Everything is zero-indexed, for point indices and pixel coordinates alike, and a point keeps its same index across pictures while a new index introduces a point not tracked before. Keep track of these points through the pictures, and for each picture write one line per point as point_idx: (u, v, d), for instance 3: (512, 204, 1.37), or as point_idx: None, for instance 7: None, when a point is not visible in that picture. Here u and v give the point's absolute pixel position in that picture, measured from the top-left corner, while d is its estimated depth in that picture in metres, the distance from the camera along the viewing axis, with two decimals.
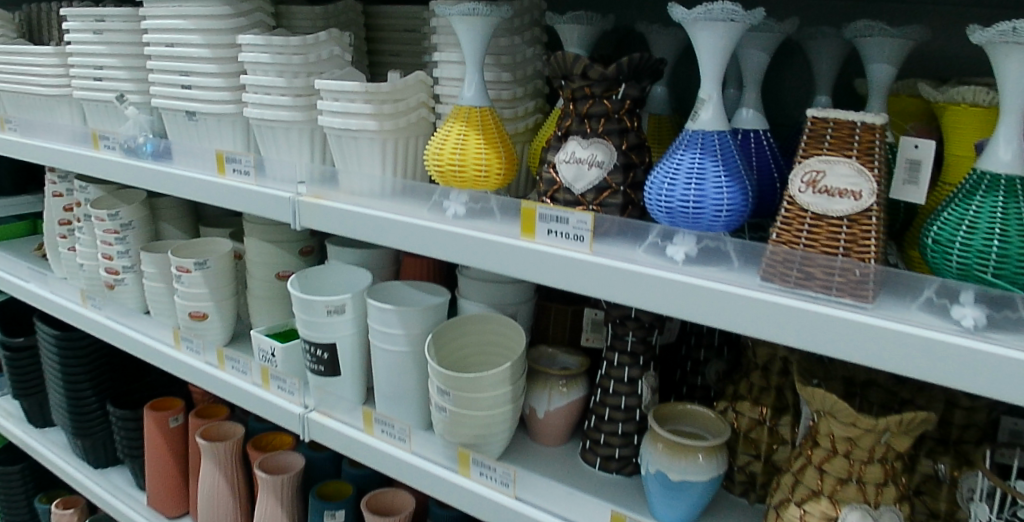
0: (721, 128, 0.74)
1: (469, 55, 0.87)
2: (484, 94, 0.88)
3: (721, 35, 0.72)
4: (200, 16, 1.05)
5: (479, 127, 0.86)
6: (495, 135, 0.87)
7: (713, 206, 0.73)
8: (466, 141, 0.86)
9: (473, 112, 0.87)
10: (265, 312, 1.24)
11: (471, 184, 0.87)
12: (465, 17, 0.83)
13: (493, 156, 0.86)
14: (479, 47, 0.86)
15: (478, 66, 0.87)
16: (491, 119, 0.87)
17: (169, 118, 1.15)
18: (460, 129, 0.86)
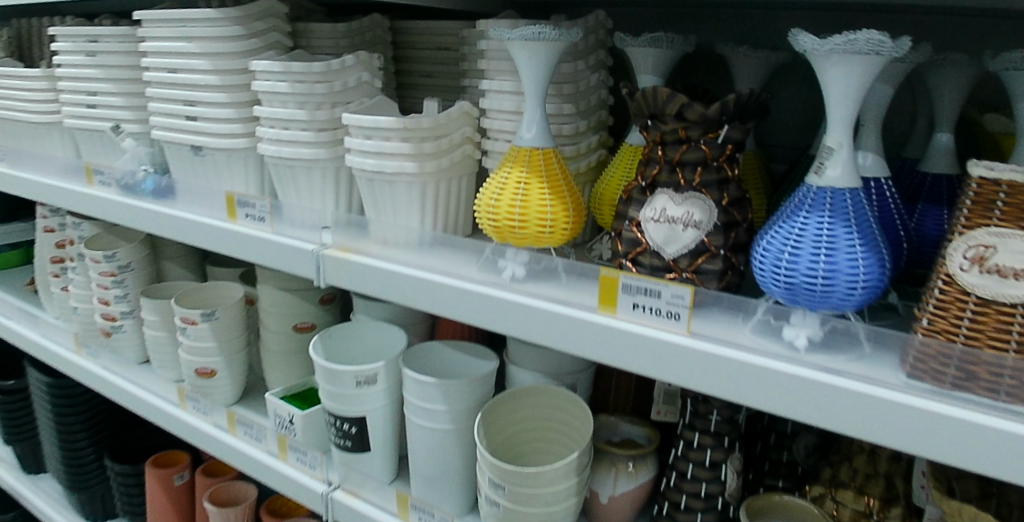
0: (853, 185, 0.60)
1: (530, 88, 0.72)
2: (547, 134, 0.73)
3: (859, 71, 0.56)
4: (203, 37, 0.93)
5: (542, 173, 0.72)
6: (559, 182, 0.73)
7: (847, 281, 0.58)
8: (527, 191, 0.71)
9: (534, 155, 0.72)
10: (282, 364, 1.11)
11: (532, 242, 0.73)
12: (528, 42, 0.68)
13: (559, 209, 0.71)
14: (542, 78, 0.71)
15: (540, 100, 0.73)
16: (555, 163, 0.73)
17: (172, 152, 1.03)
18: (519, 176, 0.72)
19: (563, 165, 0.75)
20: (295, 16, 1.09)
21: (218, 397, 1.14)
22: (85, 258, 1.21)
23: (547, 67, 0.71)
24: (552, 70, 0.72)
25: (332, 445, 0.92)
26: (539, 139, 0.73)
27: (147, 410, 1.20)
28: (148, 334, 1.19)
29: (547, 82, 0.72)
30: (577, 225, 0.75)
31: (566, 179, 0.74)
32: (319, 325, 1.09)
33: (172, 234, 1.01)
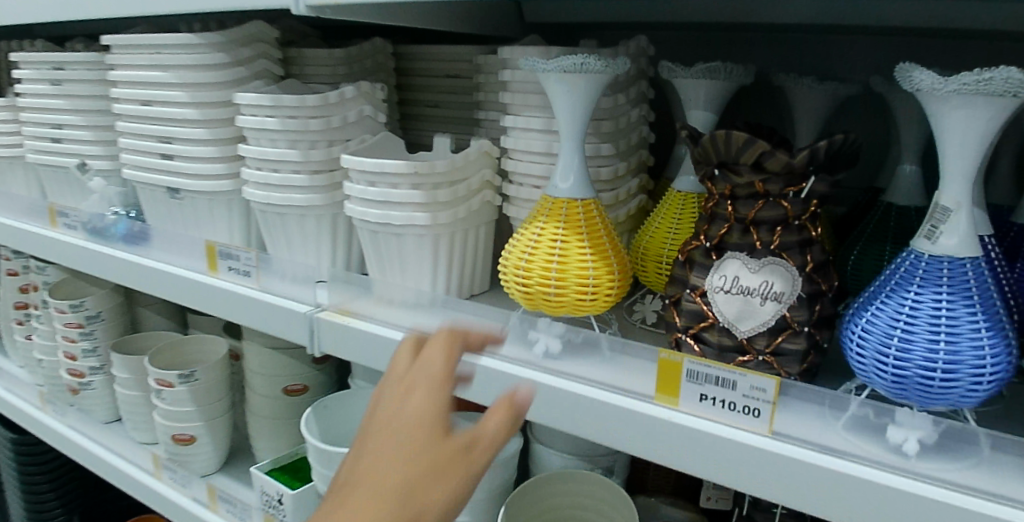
0: (976, 254, 0.47)
1: (566, 127, 0.61)
2: (586, 182, 0.62)
3: (987, 116, 0.44)
4: (181, 65, 0.81)
5: (582, 229, 0.61)
6: (602, 239, 0.62)
7: (972, 374, 0.46)
8: (566, 250, 0.60)
9: (571, 207, 0.61)
10: (270, 429, 0.99)
11: (569, 310, 0.61)
12: (565, 74, 0.57)
13: (602, 272, 0.60)
14: (581, 115, 0.60)
15: (578, 142, 0.61)
16: (596, 217, 0.62)
17: (147, 193, 0.92)
18: (554, 233, 0.61)
19: (605, 220, 0.63)
20: (287, 40, 0.98)
21: (196, 467, 1.03)
22: (50, 308, 1.12)
23: (587, 104, 0.60)
24: (592, 106, 0.61)
25: None
26: (578, 189, 0.62)
27: (120, 475, 1.09)
28: (120, 392, 1.07)
29: (586, 121, 0.61)
30: (621, 291, 0.63)
31: (608, 235, 0.63)
32: (312, 387, 0.98)
33: (145, 287, 0.91)
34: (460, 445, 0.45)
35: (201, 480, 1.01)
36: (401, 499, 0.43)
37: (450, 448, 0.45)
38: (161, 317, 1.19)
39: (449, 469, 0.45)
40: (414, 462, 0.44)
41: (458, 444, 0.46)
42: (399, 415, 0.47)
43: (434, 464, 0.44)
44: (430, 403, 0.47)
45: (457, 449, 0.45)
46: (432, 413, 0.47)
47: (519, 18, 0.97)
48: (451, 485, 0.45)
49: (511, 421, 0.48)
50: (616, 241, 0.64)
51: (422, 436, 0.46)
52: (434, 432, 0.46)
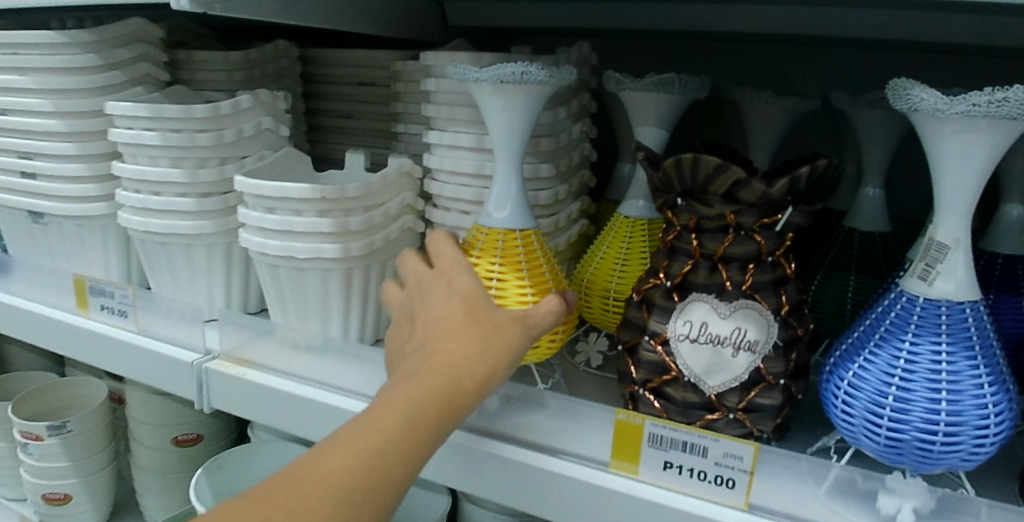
0: (975, 298, 0.42)
1: (502, 148, 0.52)
2: (526, 209, 0.53)
3: (995, 143, 0.38)
4: (39, 68, 0.68)
5: (521, 264, 0.52)
6: (544, 273, 0.53)
7: (977, 434, 0.41)
8: (502, 286, 0.51)
9: (509, 240, 0.52)
10: (158, 488, 0.85)
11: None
12: (502, 86, 0.49)
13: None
14: (521, 134, 0.52)
15: (517, 164, 0.53)
16: (536, 250, 0.53)
17: (3, 216, 0.78)
18: (488, 267, 0.51)
19: (546, 251, 0.55)
20: (176, 40, 0.85)
21: None
22: None
23: (528, 121, 0.52)
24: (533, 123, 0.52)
25: None
26: (516, 216, 0.53)
27: None
28: None
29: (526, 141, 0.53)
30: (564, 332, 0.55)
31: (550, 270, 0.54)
32: (208, 437, 0.85)
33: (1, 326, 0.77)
34: (514, 317, 0.45)
35: None
36: (454, 369, 0.42)
37: (507, 316, 0.45)
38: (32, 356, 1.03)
39: (509, 334, 0.44)
40: (474, 330, 0.43)
41: (512, 317, 0.45)
42: (436, 303, 0.46)
43: (487, 329, 0.43)
44: (472, 288, 0.46)
45: (512, 317, 0.45)
46: (477, 292, 0.45)
47: (441, 22, 0.88)
48: (511, 355, 0.44)
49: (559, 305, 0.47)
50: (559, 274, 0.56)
51: (462, 310, 0.44)
52: (476, 310, 0.44)
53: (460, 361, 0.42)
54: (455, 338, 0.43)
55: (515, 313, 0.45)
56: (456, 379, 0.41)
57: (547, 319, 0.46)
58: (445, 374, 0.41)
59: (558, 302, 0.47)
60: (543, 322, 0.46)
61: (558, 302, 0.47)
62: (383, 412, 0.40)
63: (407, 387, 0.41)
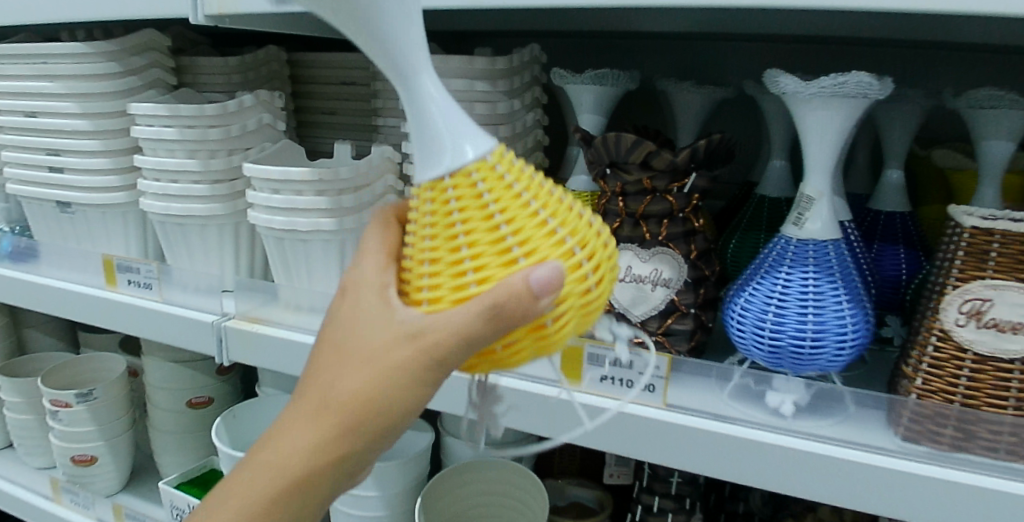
0: (835, 237, 0.55)
1: (383, 59, 0.41)
2: (470, 136, 0.41)
3: (844, 115, 0.52)
4: (68, 76, 0.78)
5: (450, 217, 0.41)
6: (483, 223, 0.40)
7: (836, 342, 0.54)
8: (435, 248, 0.42)
9: (440, 195, 0.42)
10: (174, 447, 0.97)
11: (502, 349, 0.43)
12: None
13: (489, 275, 0.40)
14: (400, 28, 0.40)
15: (419, 80, 0.41)
16: (477, 187, 0.41)
17: (32, 208, 0.88)
18: (425, 227, 0.42)
19: (502, 182, 0.41)
20: (178, 48, 0.96)
21: (99, 487, 0.98)
22: None
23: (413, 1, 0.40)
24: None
25: None
26: (435, 165, 0.41)
27: (13, 504, 1.03)
28: (9, 418, 1.02)
29: (414, 39, 0.40)
30: (576, 288, 0.41)
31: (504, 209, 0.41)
32: (217, 400, 0.96)
33: (33, 303, 0.87)
34: (397, 341, 0.41)
35: (105, 499, 0.98)
36: (334, 409, 0.43)
37: (389, 344, 0.41)
38: (50, 338, 1.12)
39: (390, 367, 0.41)
40: (343, 365, 0.43)
41: (392, 342, 0.41)
42: (336, 318, 0.45)
43: (365, 362, 0.42)
44: (353, 304, 0.44)
45: (387, 339, 0.41)
46: (356, 309, 0.43)
47: None
48: (392, 385, 0.41)
49: (487, 300, 0.38)
50: (540, 208, 0.42)
51: (350, 337, 0.43)
52: (358, 337, 0.43)
53: (341, 400, 0.42)
54: (339, 376, 0.43)
55: (397, 333, 0.41)
56: (325, 416, 0.43)
57: (452, 327, 0.39)
58: (315, 409, 0.43)
59: (484, 299, 0.38)
60: (450, 333, 0.39)
61: (481, 303, 0.38)
62: (278, 443, 0.45)
63: (303, 423, 0.44)
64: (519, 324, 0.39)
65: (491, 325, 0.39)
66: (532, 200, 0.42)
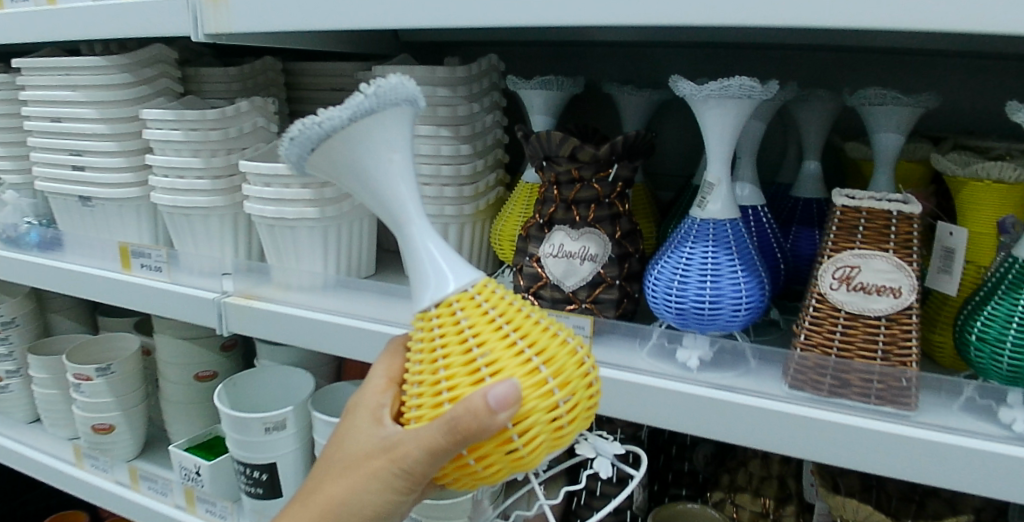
0: (732, 216, 0.65)
1: (382, 207, 0.52)
2: (449, 277, 0.51)
3: (734, 113, 0.61)
4: (89, 86, 0.90)
5: (433, 343, 0.50)
6: (458, 349, 0.49)
7: (731, 305, 0.63)
8: (423, 367, 0.50)
9: (427, 324, 0.51)
10: (183, 417, 1.08)
11: (477, 462, 0.50)
12: (313, 156, 0.51)
13: (460, 393, 0.48)
14: (388, 182, 0.51)
15: (408, 226, 0.51)
16: (456, 316, 0.49)
17: (57, 202, 1.00)
18: (417, 351, 0.51)
19: (479, 310, 0.50)
20: (184, 59, 1.07)
21: (118, 453, 1.10)
22: None
23: (400, 158, 0.51)
24: (392, 157, 0.51)
25: (243, 494, 0.91)
26: (424, 300, 0.51)
27: (41, 470, 1.15)
28: (36, 392, 1.13)
29: (402, 190, 0.51)
30: (538, 404, 0.48)
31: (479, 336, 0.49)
32: (221, 374, 1.07)
33: (57, 287, 0.98)
34: (383, 450, 0.52)
35: (122, 463, 1.09)
36: (335, 502, 0.55)
37: (376, 454, 0.53)
38: (73, 322, 1.24)
39: (376, 473, 0.53)
40: (346, 470, 0.55)
41: (380, 451, 0.52)
42: (345, 429, 0.57)
43: (361, 468, 0.54)
44: (354, 422, 0.56)
45: (375, 452, 0.53)
46: (358, 423, 0.55)
47: (394, 38, 1.09)
48: (377, 486, 0.53)
49: (448, 420, 0.47)
50: (516, 336, 0.49)
51: (353, 448, 0.55)
52: (357, 448, 0.54)
53: (341, 496, 0.54)
54: (342, 477, 0.55)
55: (383, 448, 0.52)
56: (328, 507, 0.55)
57: (422, 443, 0.48)
58: (320, 498, 0.56)
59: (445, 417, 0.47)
60: (420, 449, 0.49)
61: (441, 421, 0.47)
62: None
63: (311, 511, 0.56)
64: (475, 441, 0.47)
65: (450, 444, 0.48)
66: (507, 327, 0.50)
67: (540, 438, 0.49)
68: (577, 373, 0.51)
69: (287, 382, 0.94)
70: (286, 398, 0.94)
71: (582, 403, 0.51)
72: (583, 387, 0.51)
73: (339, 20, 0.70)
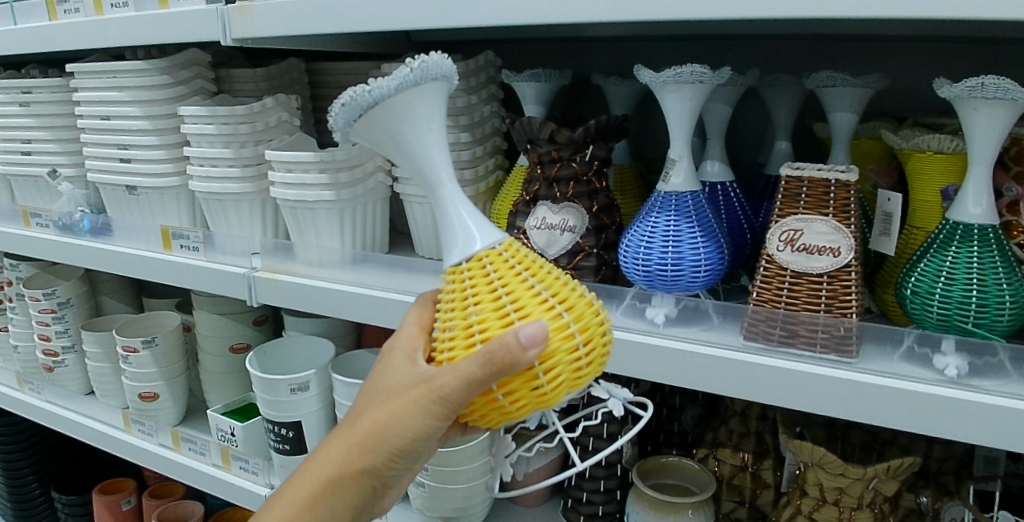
0: (692, 189, 0.74)
1: (419, 173, 0.59)
2: (479, 233, 0.57)
3: (689, 97, 0.71)
4: (134, 87, 1.01)
5: (465, 291, 0.56)
6: (488, 295, 0.55)
7: (692, 267, 0.72)
8: (454, 313, 0.56)
9: (457, 275, 0.57)
10: (221, 386, 1.19)
11: (504, 397, 0.56)
12: (358, 123, 0.56)
13: (491, 334, 0.53)
14: (425, 150, 0.57)
15: (443, 189, 0.58)
16: (485, 269, 0.56)
17: (106, 192, 1.12)
18: (448, 300, 0.57)
19: (506, 264, 0.56)
20: (217, 62, 1.19)
21: (162, 419, 1.20)
22: (25, 298, 1.30)
23: (438, 129, 0.58)
24: (431, 127, 0.58)
25: (272, 450, 1.01)
26: (457, 255, 0.57)
27: (96, 436, 1.27)
28: (89, 365, 1.24)
29: (439, 157, 0.58)
30: (562, 346, 0.54)
31: (506, 285, 0.55)
32: (253, 346, 1.18)
33: (108, 267, 1.10)
34: (421, 381, 0.57)
35: (167, 428, 1.20)
36: (376, 427, 0.60)
37: (413, 386, 0.57)
38: (121, 303, 1.37)
39: (413, 402, 0.57)
40: (383, 399, 0.60)
41: (418, 382, 0.57)
42: (381, 366, 0.62)
43: (398, 397, 0.58)
44: (390, 361, 0.61)
45: (412, 385, 0.58)
46: (397, 361, 0.60)
47: (406, 38, 1.19)
48: (415, 414, 0.57)
49: (483, 353, 0.52)
50: (540, 287, 0.55)
51: (389, 381, 0.60)
52: (395, 381, 0.59)
53: (382, 421, 0.59)
54: (381, 406, 0.60)
55: (421, 380, 0.57)
56: (370, 431, 0.60)
57: (458, 376, 0.53)
58: (364, 426, 0.61)
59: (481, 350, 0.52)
60: (456, 380, 0.53)
61: (477, 355, 0.52)
62: (337, 445, 0.63)
63: (355, 435, 0.61)
64: (508, 374, 0.52)
65: (484, 373, 0.52)
66: (531, 278, 0.56)
67: (563, 377, 0.55)
68: (594, 320, 0.57)
69: (311, 351, 1.05)
70: (310, 364, 1.05)
71: (599, 348, 0.57)
72: (599, 332, 0.57)
73: (351, 23, 0.80)
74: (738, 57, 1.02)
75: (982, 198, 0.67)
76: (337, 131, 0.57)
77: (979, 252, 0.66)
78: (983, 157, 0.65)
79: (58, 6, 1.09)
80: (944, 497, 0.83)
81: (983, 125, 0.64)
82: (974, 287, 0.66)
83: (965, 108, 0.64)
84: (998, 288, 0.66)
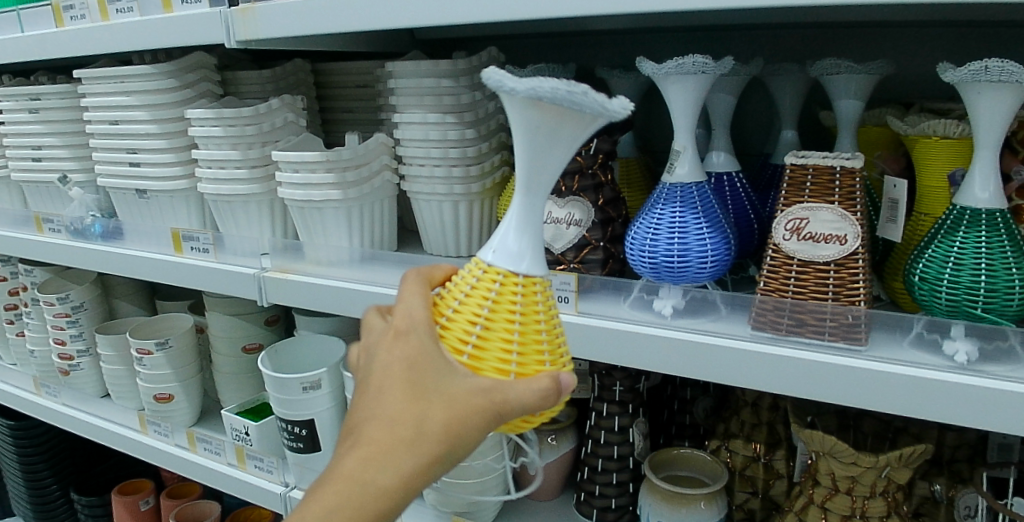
0: (697, 180, 0.74)
1: (529, 171, 0.54)
2: (539, 257, 0.56)
3: (693, 87, 0.71)
4: (140, 91, 1.02)
5: (513, 304, 0.54)
6: (532, 320, 0.55)
7: (698, 257, 0.72)
8: (494, 319, 0.54)
9: (507, 281, 0.55)
10: (233, 385, 1.20)
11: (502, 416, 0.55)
12: (540, 102, 0.50)
13: (527, 367, 0.54)
14: (541, 154, 0.53)
15: (536, 202, 0.55)
16: (537, 295, 0.55)
17: (117, 197, 1.13)
18: (487, 298, 0.54)
19: (549, 299, 0.57)
20: (224, 65, 1.19)
21: (177, 420, 1.21)
22: (40, 302, 1.32)
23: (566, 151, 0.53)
24: (565, 149, 0.53)
25: (286, 448, 1.03)
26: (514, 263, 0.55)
27: (113, 437, 1.29)
28: (104, 368, 1.25)
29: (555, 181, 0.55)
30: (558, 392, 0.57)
31: (547, 319, 0.56)
32: (266, 345, 1.19)
33: (120, 271, 1.11)
34: (476, 391, 0.51)
35: (182, 429, 1.21)
36: (412, 439, 0.51)
37: (465, 395, 0.51)
38: (134, 306, 1.38)
39: (465, 413, 0.51)
40: (418, 404, 0.51)
41: (473, 391, 0.51)
42: (396, 360, 0.52)
43: (437, 404, 0.51)
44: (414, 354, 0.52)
45: (461, 392, 0.51)
46: (431, 358, 0.52)
47: (410, 36, 1.20)
48: (471, 425, 0.51)
49: (552, 387, 0.51)
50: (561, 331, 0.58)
51: (419, 382, 0.51)
52: (431, 383, 0.51)
53: (419, 429, 0.51)
54: (416, 411, 0.51)
55: (477, 388, 0.51)
56: (406, 444, 0.51)
57: (527, 397, 0.51)
58: (400, 440, 0.51)
59: (540, 380, 0.51)
60: (524, 400, 0.51)
61: (541, 382, 0.51)
62: (355, 461, 0.52)
63: (382, 450, 0.51)
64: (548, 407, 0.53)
65: (548, 400, 0.51)
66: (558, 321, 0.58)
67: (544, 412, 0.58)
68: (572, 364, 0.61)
69: (322, 350, 1.07)
70: (322, 363, 1.06)
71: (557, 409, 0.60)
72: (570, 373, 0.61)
73: (353, 23, 0.80)
74: (742, 47, 1.02)
75: (989, 182, 0.67)
76: (515, 88, 0.49)
77: (988, 236, 0.66)
78: (991, 142, 0.65)
79: (64, 13, 1.10)
80: (958, 484, 0.82)
81: (988, 109, 0.63)
82: (983, 272, 0.65)
83: (970, 92, 0.64)
84: (1007, 273, 0.65)
